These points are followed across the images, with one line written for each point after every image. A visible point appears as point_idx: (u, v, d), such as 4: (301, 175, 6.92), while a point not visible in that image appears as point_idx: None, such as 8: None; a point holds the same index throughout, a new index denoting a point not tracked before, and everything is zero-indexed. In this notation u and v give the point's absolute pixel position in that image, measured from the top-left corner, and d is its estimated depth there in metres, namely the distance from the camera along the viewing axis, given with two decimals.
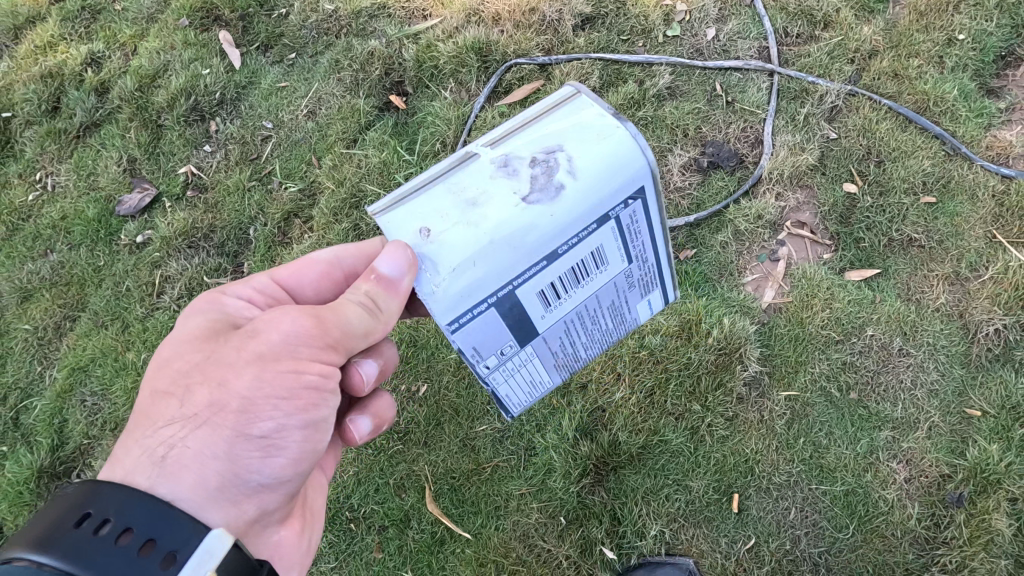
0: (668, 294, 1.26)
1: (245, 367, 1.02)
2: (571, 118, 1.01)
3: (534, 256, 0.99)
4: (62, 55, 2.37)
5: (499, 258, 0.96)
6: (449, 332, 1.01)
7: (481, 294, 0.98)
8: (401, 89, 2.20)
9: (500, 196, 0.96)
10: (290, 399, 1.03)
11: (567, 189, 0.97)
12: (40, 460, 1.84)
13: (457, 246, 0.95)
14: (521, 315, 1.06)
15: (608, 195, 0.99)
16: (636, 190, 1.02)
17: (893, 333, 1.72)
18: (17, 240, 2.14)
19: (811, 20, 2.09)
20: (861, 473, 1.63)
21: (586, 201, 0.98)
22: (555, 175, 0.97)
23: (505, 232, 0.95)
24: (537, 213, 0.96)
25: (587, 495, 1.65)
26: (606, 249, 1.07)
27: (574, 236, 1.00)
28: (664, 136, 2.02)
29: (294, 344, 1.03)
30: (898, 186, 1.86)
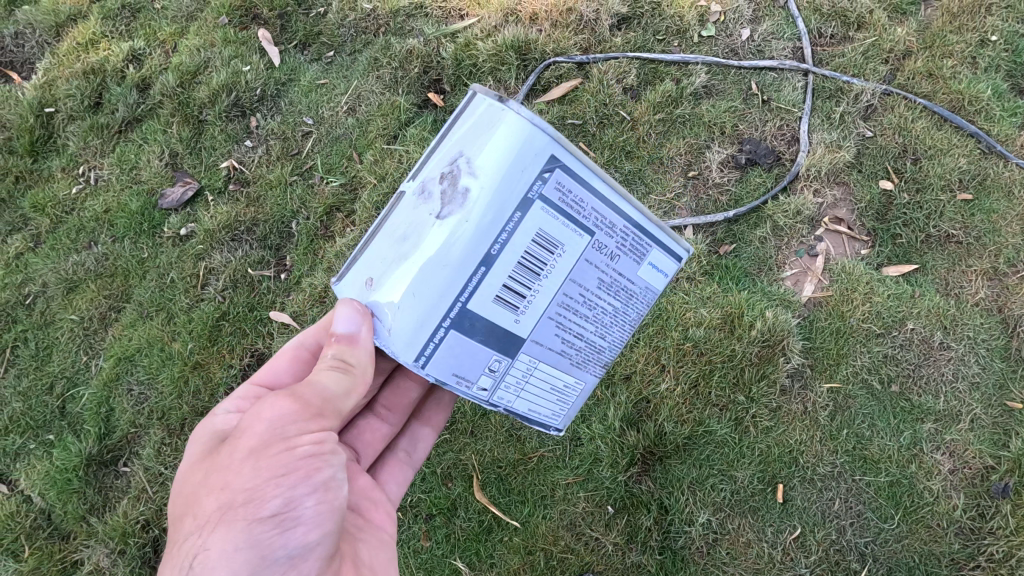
0: (673, 253, 1.22)
1: (243, 463, 1.09)
2: (467, 122, 1.04)
3: (468, 266, 1.05)
4: (104, 52, 2.40)
5: (433, 280, 1.04)
6: (420, 366, 1.10)
7: (431, 318, 1.06)
8: (439, 87, 2.24)
9: (422, 225, 1.04)
10: (290, 471, 1.09)
11: (473, 191, 1.02)
12: (89, 448, 1.87)
13: (397, 286, 1.05)
14: (491, 327, 1.12)
15: (518, 180, 1.03)
16: (546, 160, 1.04)
17: (933, 327, 1.75)
18: (62, 233, 2.17)
19: (845, 21, 2.11)
20: (905, 464, 1.65)
21: (499, 194, 1.03)
22: (461, 184, 1.02)
23: (434, 253, 1.03)
24: (452, 226, 1.03)
25: (634, 484, 1.68)
26: (548, 230, 1.09)
27: (502, 232, 1.05)
28: (701, 133, 2.04)
29: (283, 425, 1.12)
30: (935, 183, 1.89)
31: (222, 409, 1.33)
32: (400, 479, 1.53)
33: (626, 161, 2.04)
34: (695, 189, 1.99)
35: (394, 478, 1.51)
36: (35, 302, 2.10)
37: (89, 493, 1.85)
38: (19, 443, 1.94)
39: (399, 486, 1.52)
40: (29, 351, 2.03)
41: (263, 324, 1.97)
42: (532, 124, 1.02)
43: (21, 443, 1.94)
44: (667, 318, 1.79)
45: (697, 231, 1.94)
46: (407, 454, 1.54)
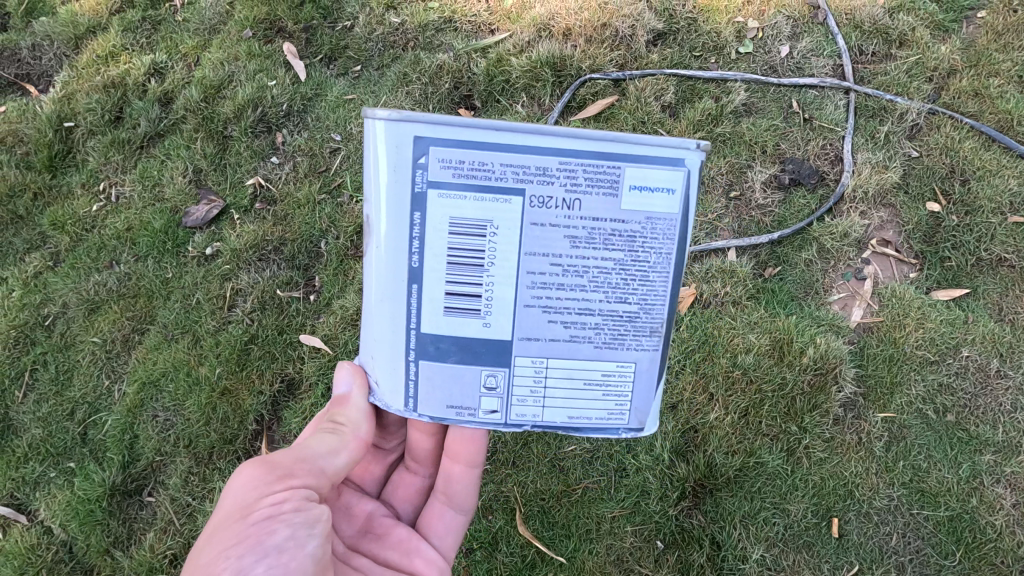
0: (639, 161, 1.02)
1: (206, 540, 1.06)
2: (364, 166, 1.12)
3: (402, 291, 1.09)
4: (125, 65, 2.30)
5: (381, 319, 1.12)
6: (411, 409, 1.14)
7: (396, 354, 1.12)
8: (470, 103, 2.18)
9: (366, 277, 1.13)
10: (243, 538, 1.03)
11: (376, 220, 1.08)
12: (112, 477, 1.88)
13: (365, 339, 1.16)
14: (460, 341, 1.10)
15: (400, 187, 1.04)
16: (412, 148, 1.02)
17: (989, 354, 1.71)
18: (82, 251, 2.12)
19: (887, 38, 2.03)
20: (966, 498, 1.62)
21: (392, 206, 1.05)
22: (371, 223, 1.09)
23: (375, 295, 1.11)
24: (377, 259, 1.09)
25: (685, 518, 1.66)
26: (461, 214, 1.04)
27: (417, 239, 1.06)
28: (743, 152, 1.97)
29: (246, 491, 1.09)
30: (985, 206, 1.83)
31: None
32: (443, 529, 1.43)
33: None
34: (737, 210, 1.93)
35: (435, 528, 1.42)
36: (54, 324, 2.06)
37: (112, 524, 1.87)
38: (40, 470, 1.93)
39: (445, 536, 1.42)
40: (49, 375, 2.02)
41: (293, 348, 1.94)
42: (388, 122, 1.03)
43: (41, 470, 1.94)
44: (714, 344, 1.74)
45: (741, 253, 1.88)
46: (444, 501, 1.43)
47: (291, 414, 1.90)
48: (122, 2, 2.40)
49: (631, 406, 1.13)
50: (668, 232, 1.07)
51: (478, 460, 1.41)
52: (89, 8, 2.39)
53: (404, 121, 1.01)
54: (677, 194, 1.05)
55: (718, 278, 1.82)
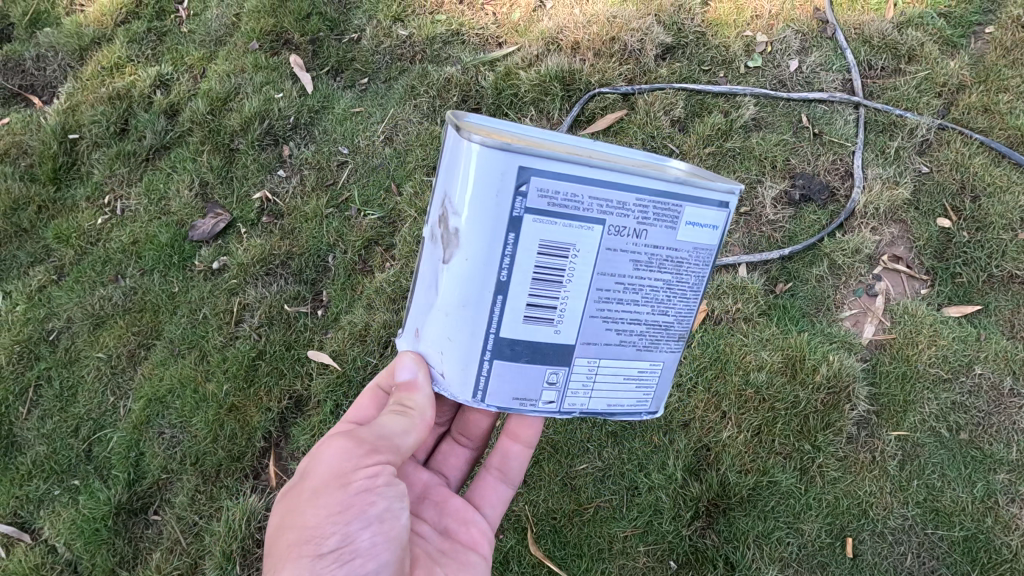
0: (699, 202, 1.08)
1: (307, 504, 1.10)
2: (445, 165, 1.05)
3: (486, 298, 1.05)
4: (130, 77, 2.29)
5: (459, 324, 1.07)
6: (479, 399, 1.11)
7: (471, 357, 1.08)
8: (478, 117, 2.15)
9: (440, 279, 1.07)
10: (344, 507, 1.08)
11: (465, 231, 1.02)
12: (117, 496, 1.87)
13: (437, 336, 1.10)
14: (533, 345, 1.09)
15: (496, 207, 1.00)
16: (515, 176, 0.98)
17: (1002, 372, 1.70)
18: (87, 264, 2.11)
19: (896, 53, 2.02)
20: (981, 517, 1.61)
21: (484, 224, 1.01)
22: (458, 233, 1.03)
23: (451, 300, 1.07)
24: (463, 267, 1.04)
25: (698, 538, 1.67)
26: (551, 236, 1.03)
27: (508, 253, 1.03)
28: (753, 167, 1.96)
29: (341, 461, 1.12)
30: (997, 222, 1.81)
31: None
32: (496, 501, 1.45)
33: None
34: (748, 226, 1.92)
35: (490, 500, 1.44)
36: (59, 338, 2.06)
37: (118, 543, 1.85)
38: (44, 487, 1.93)
39: (497, 507, 1.45)
40: (54, 391, 2.01)
41: (301, 364, 1.93)
42: (491, 147, 0.97)
43: (45, 488, 1.93)
44: (726, 361, 1.75)
45: (751, 269, 1.87)
46: (497, 475, 1.46)
47: (300, 431, 1.88)
48: (127, 13, 2.39)
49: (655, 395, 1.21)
50: (707, 261, 1.14)
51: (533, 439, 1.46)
52: (94, 19, 2.38)
53: (510, 151, 0.97)
54: (720, 230, 1.12)
55: (729, 295, 1.82)
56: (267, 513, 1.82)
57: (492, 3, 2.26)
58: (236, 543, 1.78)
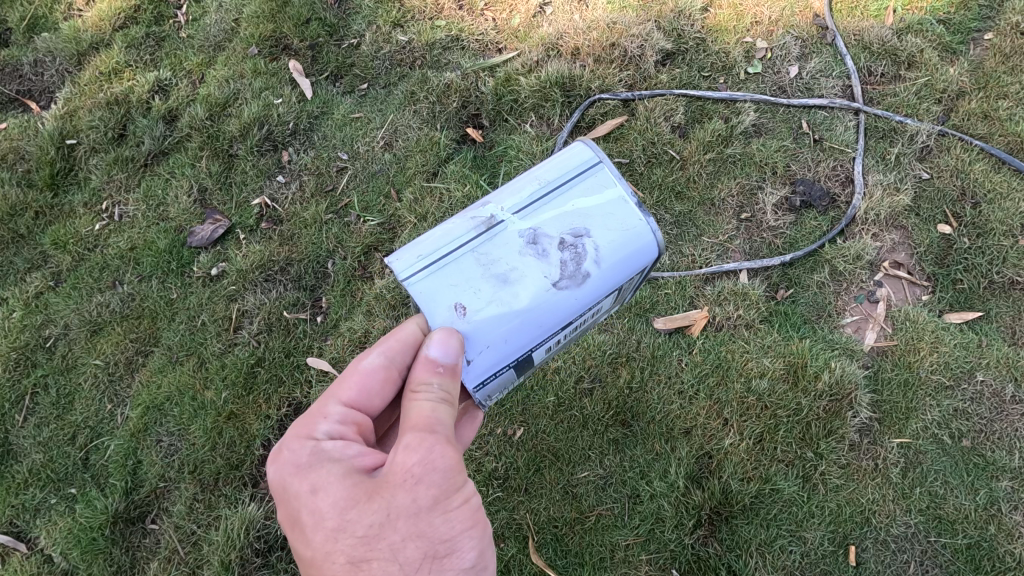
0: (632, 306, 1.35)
1: (432, 513, 1.03)
2: (597, 197, 1.06)
3: (552, 329, 1.07)
4: (129, 82, 2.28)
5: (523, 333, 1.04)
6: (474, 392, 1.09)
7: (506, 360, 1.06)
8: (478, 122, 2.14)
9: (532, 289, 1.02)
10: (474, 521, 1.09)
11: (589, 277, 1.04)
12: (115, 504, 1.86)
13: (492, 328, 1.02)
14: (531, 366, 1.13)
15: (618, 276, 1.07)
16: (640, 271, 1.11)
17: (1003, 379, 1.70)
18: (84, 270, 2.10)
19: (895, 60, 2.02)
20: (984, 525, 1.60)
21: (604, 284, 1.06)
22: (580, 272, 1.04)
23: (535, 309, 1.03)
24: (564, 297, 1.04)
25: (701, 546, 1.66)
26: (603, 309, 1.16)
27: (589, 308, 1.09)
28: (753, 173, 1.96)
29: (454, 471, 1.06)
30: (997, 229, 1.81)
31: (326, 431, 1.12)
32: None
33: (675, 202, 1.95)
34: (748, 232, 1.92)
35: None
36: (55, 345, 2.04)
37: (115, 553, 1.83)
38: (40, 496, 1.91)
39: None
40: (50, 398, 2.00)
41: (300, 371, 1.92)
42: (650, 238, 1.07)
43: (41, 497, 1.91)
44: (728, 367, 1.76)
45: (753, 275, 1.87)
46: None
47: None
48: (125, 18, 2.38)
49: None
50: None
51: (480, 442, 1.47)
52: (92, 24, 2.38)
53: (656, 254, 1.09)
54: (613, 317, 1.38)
55: (730, 301, 1.82)
56: (264, 522, 1.80)
57: (492, 9, 2.26)
58: (234, 552, 1.76)
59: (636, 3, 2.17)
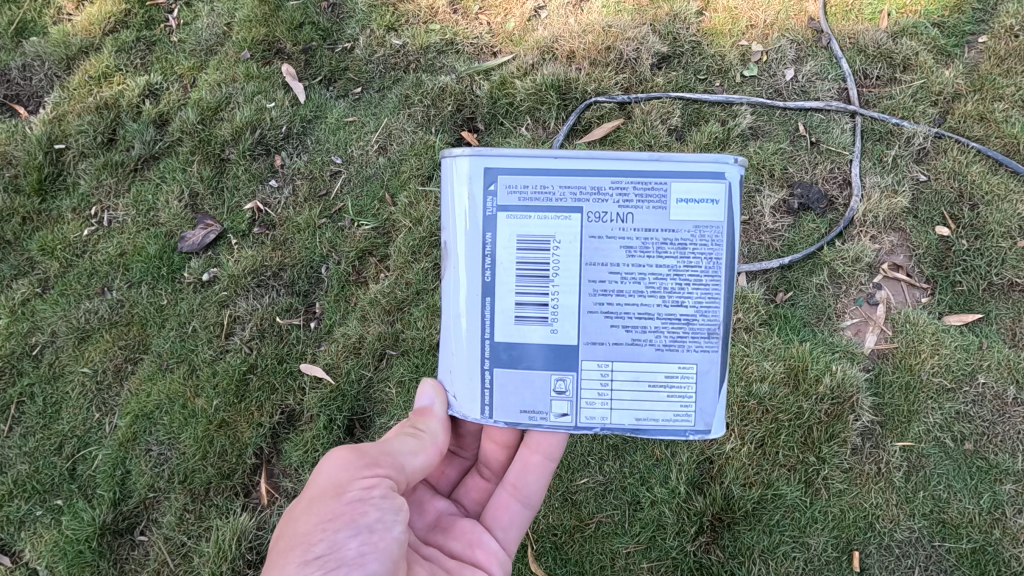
0: (683, 175, 1.09)
1: (304, 510, 1.10)
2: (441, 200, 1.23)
3: (476, 303, 1.15)
4: (118, 86, 2.24)
5: (458, 329, 1.17)
6: (488, 416, 1.17)
7: (472, 361, 1.16)
8: (473, 126, 2.12)
9: (445, 298, 1.20)
10: (337, 516, 1.06)
11: (451, 242, 1.16)
12: (103, 516, 1.82)
13: (446, 350, 1.21)
14: (531, 348, 1.14)
15: (470, 209, 1.13)
16: (482, 177, 1.11)
17: (1005, 381, 1.68)
18: (72, 277, 2.06)
19: (891, 63, 2.00)
20: (989, 529, 1.60)
21: (467, 229, 1.13)
22: (449, 249, 1.17)
23: (450, 307, 1.18)
24: (453, 274, 1.17)
25: (703, 554, 1.65)
26: (529, 229, 1.12)
27: (491, 254, 1.13)
28: (750, 176, 1.95)
29: (341, 473, 1.12)
30: (995, 231, 1.79)
31: None
32: (509, 523, 1.38)
33: None
34: (747, 234, 1.90)
35: (503, 521, 1.38)
36: (42, 353, 2.01)
37: (103, 565, 1.81)
38: (26, 508, 1.88)
39: (510, 530, 1.38)
40: (37, 407, 1.96)
41: (293, 378, 1.88)
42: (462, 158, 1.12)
43: (27, 508, 1.88)
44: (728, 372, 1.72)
45: (752, 278, 1.85)
46: (513, 491, 1.39)
47: (292, 447, 1.84)
48: (115, 22, 2.34)
49: (692, 406, 1.14)
50: (718, 239, 1.10)
51: (554, 455, 1.41)
52: (82, 28, 2.34)
53: (476, 155, 1.11)
54: (723, 205, 1.10)
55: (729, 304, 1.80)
56: (258, 532, 1.78)
57: (487, 13, 2.23)
58: (226, 563, 1.74)
59: (631, 6, 2.15)
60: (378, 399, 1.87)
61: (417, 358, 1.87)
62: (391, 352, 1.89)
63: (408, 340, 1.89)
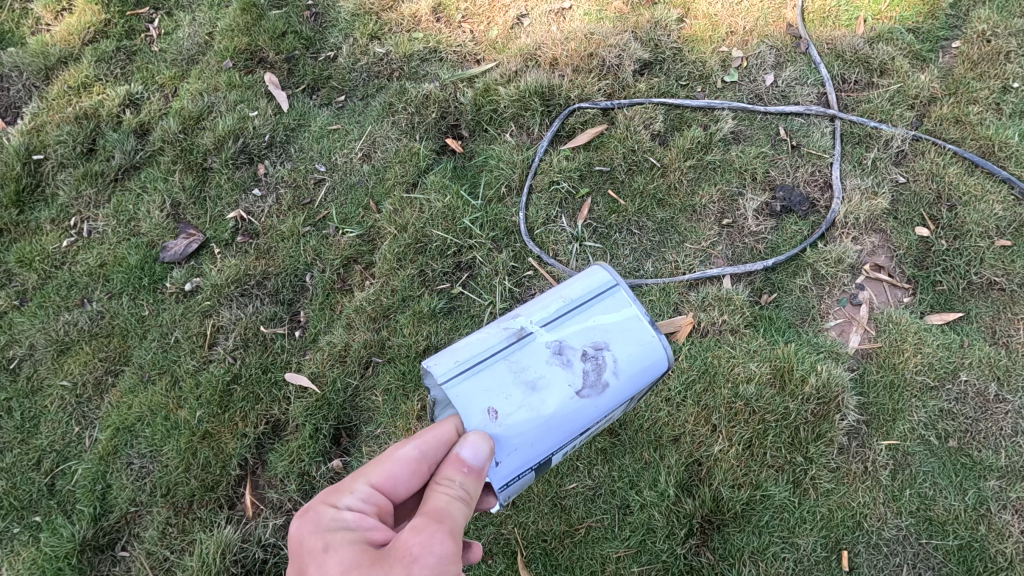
0: None
1: None
2: (614, 314, 1.17)
3: (573, 433, 1.14)
4: (98, 96, 2.23)
5: (547, 437, 1.11)
6: (500, 492, 1.12)
7: (530, 466, 1.12)
8: (457, 132, 2.11)
9: (558, 398, 1.11)
10: None
11: (609, 384, 1.13)
12: (83, 531, 1.78)
13: (523, 430, 1.08)
14: (548, 468, 1.20)
15: (636, 384, 1.17)
16: (653, 377, 1.19)
17: (987, 378, 1.70)
18: (50, 289, 2.03)
19: (868, 67, 2.03)
20: (974, 526, 1.61)
21: (618, 393, 1.15)
22: (603, 384, 1.13)
23: (557, 416, 1.10)
24: (586, 403, 1.12)
25: (693, 556, 1.65)
26: (620, 411, 1.23)
27: (604, 415, 1.17)
28: (733, 179, 1.96)
29: (446, 563, 0.98)
30: (973, 231, 1.81)
31: (350, 502, 1.11)
32: None
33: (657, 209, 1.95)
34: (730, 237, 1.92)
35: None
36: (20, 366, 1.97)
37: None
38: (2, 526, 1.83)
39: None
40: (14, 422, 1.92)
41: (278, 388, 1.86)
42: (662, 354, 1.17)
43: (3, 526, 1.83)
44: (714, 374, 1.75)
45: (736, 280, 1.87)
46: None
47: (277, 457, 1.81)
48: (95, 32, 2.33)
49: None
50: None
51: None
52: (61, 38, 2.32)
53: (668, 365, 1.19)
54: None
55: (714, 306, 1.82)
56: (242, 545, 1.72)
57: (470, 21, 2.25)
58: None
59: (613, 14, 2.19)
60: (365, 407, 1.85)
61: (403, 365, 1.85)
62: (377, 360, 1.87)
63: (394, 348, 1.87)
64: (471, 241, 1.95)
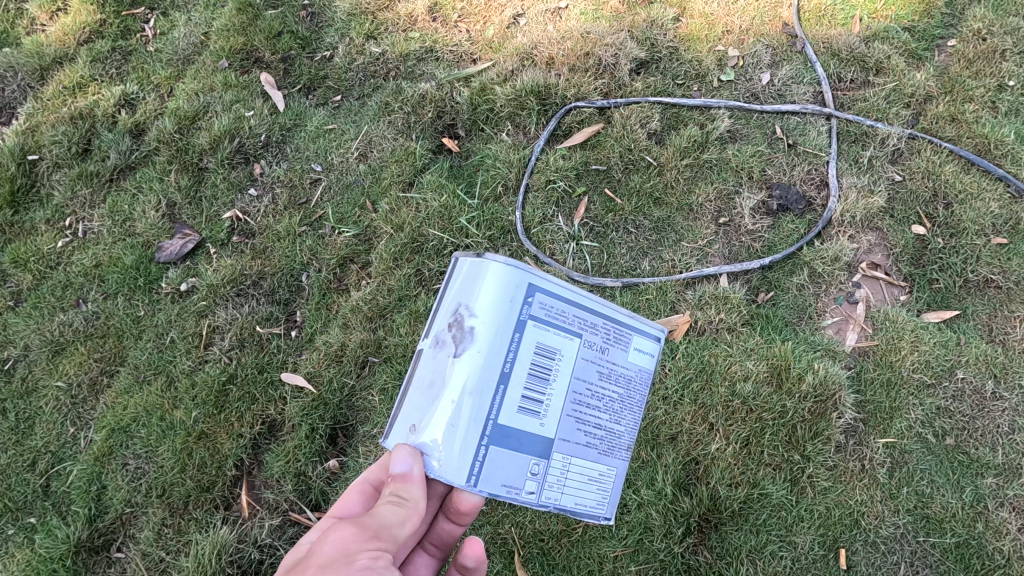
0: (641, 332, 1.30)
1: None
2: (456, 280, 1.15)
3: (491, 389, 1.08)
4: (93, 97, 2.22)
5: (465, 408, 1.06)
6: (472, 484, 1.07)
7: (470, 440, 1.06)
8: (454, 132, 2.12)
9: (447, 374, 1.08)
10: None
11: (478, 325, 1.09)
12: (77, 533, 1.77)
13: (434, 422, 1.06)
14: (524, 435, 1.12)
15: (508, 306, 1.10)
16: (527, 290, 1.11)
17: (984, 376, 1.70)
18: (46, 289, 2.02)
19: (864, 66, 2.03)
20: (972, 523, 1.61)
21: (496, 325, 1.09)
22: (472, 331, 1.09)
23: (456, 385, 1.07)
24: (472, 357, 1.08)
25: (691, 555, 1.66)
26: (545, 341, 1.14)
27: (512, 352, 1.10)
28: (729, 178, 1.96)
29: (346, 543, 0.99)
30: (970, 229, 1.81)
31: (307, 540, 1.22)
32: None
33: (653, 208, 1.95)
34: (727, 236, 1.92)
35: None
36: (15, 367, 1.97)
37: None
38: None
39: None
40: (9, 423, 1.91)
41: (274, 388, 1.86)
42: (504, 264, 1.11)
43: None
44: (711, 372, 1.75)
45: (733, 279, 1.87)
46: None
47: (274, 457, 1.81)
48: (90, 32, 2.32)
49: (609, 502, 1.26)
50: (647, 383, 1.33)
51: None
52: (56, 38, 2.32)
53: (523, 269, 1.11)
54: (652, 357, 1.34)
55: (711, 305, 1.82)
56: (238, 546, 1.71)
57: (465, 21, 2.25)
58: None
59: (609, 14, 2.19)
60: (361, 407, 1.85)
61: (400, 365, 1.85)
62: (374, 359, 1.86)
63: (390, 347, 1.87)
64: (467, 241, 1.94)
